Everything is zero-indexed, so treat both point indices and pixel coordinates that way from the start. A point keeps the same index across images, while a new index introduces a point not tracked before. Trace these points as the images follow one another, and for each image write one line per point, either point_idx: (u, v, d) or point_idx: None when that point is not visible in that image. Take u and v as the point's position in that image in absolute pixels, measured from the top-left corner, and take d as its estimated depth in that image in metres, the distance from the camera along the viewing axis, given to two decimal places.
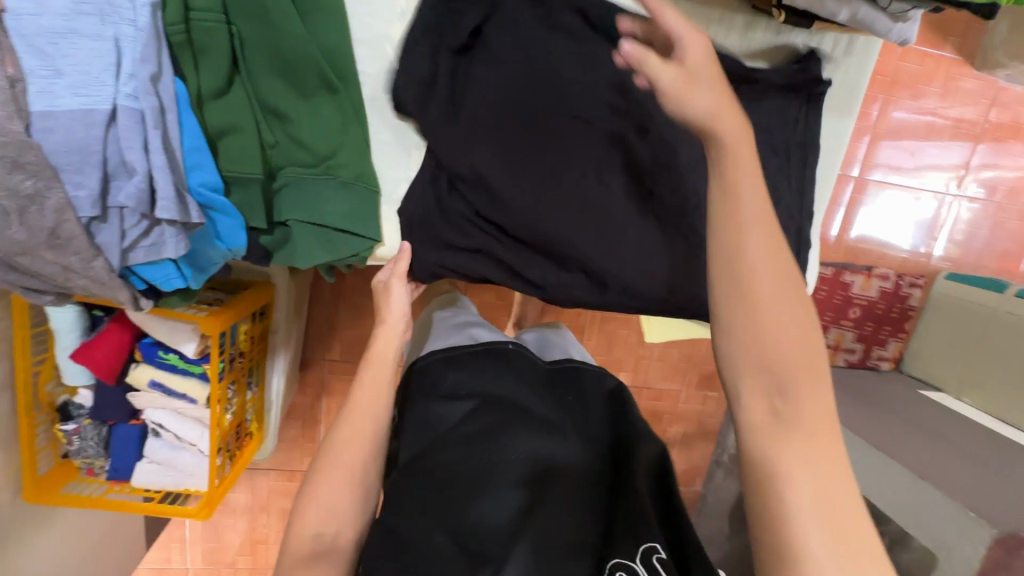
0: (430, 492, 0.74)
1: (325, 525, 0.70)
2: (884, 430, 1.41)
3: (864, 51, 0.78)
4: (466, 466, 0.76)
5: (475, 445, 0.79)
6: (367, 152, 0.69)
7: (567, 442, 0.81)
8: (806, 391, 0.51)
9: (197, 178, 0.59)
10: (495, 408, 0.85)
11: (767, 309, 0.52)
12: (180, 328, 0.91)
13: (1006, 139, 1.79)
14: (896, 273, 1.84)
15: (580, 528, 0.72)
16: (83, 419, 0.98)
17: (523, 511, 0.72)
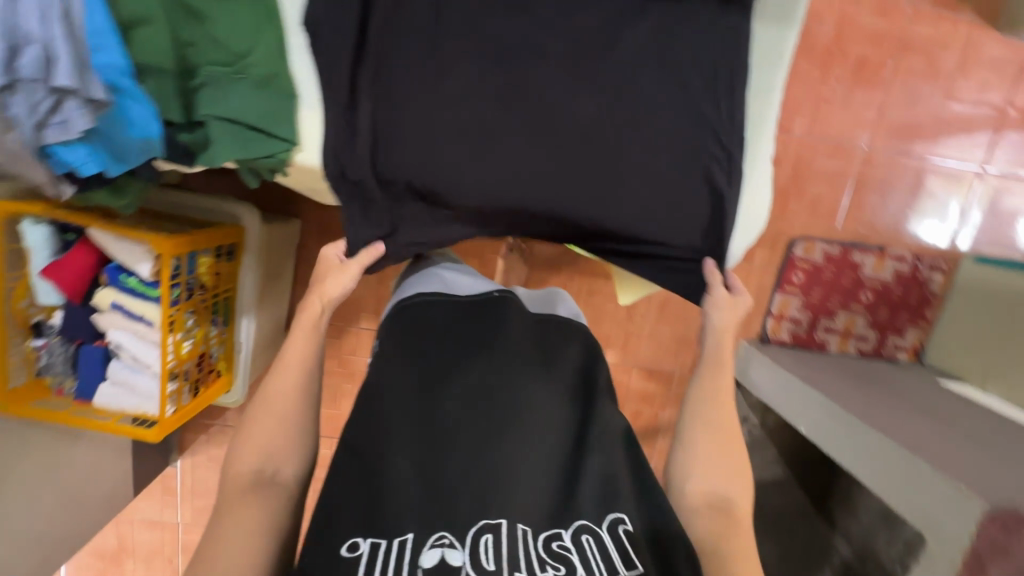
0: (387, 423, 0.67)
1: (263, 465, 0.68)
2: (881, 410, 1.31)
3: None
4: (426, 401, 0.71)
5: (438, 382, 0.73)
6: (282, 52, 0.71)
7: (535, 382, 0.78)
8: (732, 481, 0.76)
9: (104, 59, 0.62)
10: (459, 342, 0.79)
11: (714, 416, 0.80)
12: (134, 249, 0.96)
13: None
14: (913, 255, 1.70)
15: (541, 478, 0.71)
16: (52, 337, 1.05)
17: (482, 454, 0.69)
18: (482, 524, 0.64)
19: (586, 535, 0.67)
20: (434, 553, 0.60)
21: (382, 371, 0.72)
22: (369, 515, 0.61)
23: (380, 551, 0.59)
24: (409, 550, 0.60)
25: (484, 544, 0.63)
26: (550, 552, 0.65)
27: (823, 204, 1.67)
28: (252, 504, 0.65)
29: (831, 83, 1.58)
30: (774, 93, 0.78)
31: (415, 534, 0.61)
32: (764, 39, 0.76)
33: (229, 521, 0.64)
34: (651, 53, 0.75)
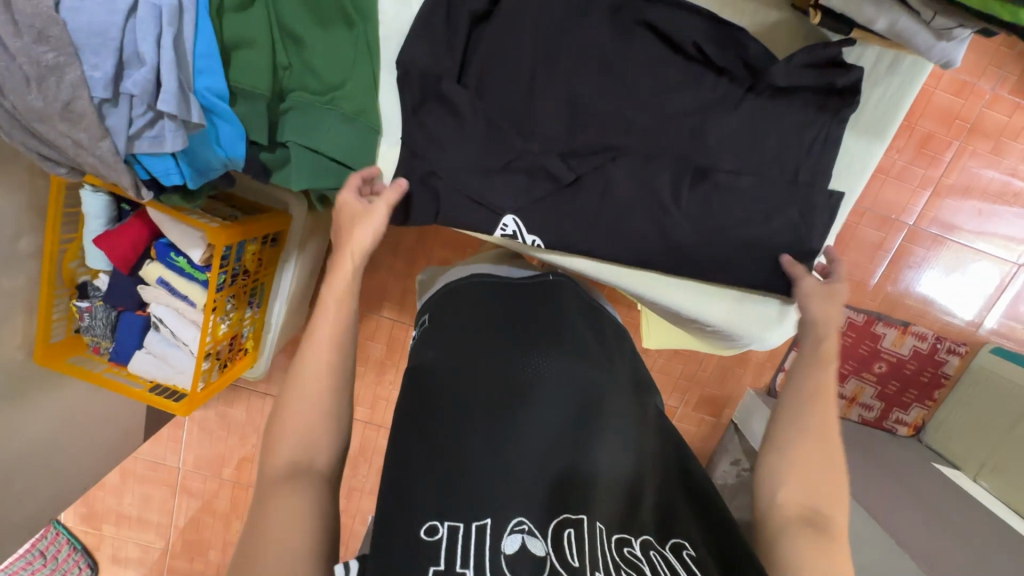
0: (448, 411, 0.60)
1: (303, 452, 0.56)
2: (875, 490, 1.34)
3: (910, 72, 0.71)
4: (495, 391, 0.63)
5: (504, 373, 0.66)
6: (373, 88, 0.70)
7: (606, 375, 0.70)
8: (831, 493, 0.61)
9: (205, 82, 0.62)
10: (523, 334, 0.72)
11: (812, 421, 0.66)
12: (188, 234, 0.98)
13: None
14: (935, 335, 1.70)
15: (622, 474, 0.61)
16: (96, 300, 1.08)
17: (558, 444, 0.60)
18: (560, 518, 0.54)
19: (653, 551, 0.55)
20: (515, 539, 0.50)
21: (445, 369, 0.65)
22: (443, 493, 0.53)
23: (460, 534, 0.50)
24: (487, 537, 0.50)
25: (566, 539, 0.52)
26: (625, 557, 0.53)
27: (857, 272, 1.67)
28: (291, 493, 0.52)
29: (892, 153, 1.56)
30: (851, 200, 0.78)
31: (493, 518, 0.51)
32: (851, 148, 0.75)
33: (269, 518, 0.50)
34: (740, 144, 0.74)
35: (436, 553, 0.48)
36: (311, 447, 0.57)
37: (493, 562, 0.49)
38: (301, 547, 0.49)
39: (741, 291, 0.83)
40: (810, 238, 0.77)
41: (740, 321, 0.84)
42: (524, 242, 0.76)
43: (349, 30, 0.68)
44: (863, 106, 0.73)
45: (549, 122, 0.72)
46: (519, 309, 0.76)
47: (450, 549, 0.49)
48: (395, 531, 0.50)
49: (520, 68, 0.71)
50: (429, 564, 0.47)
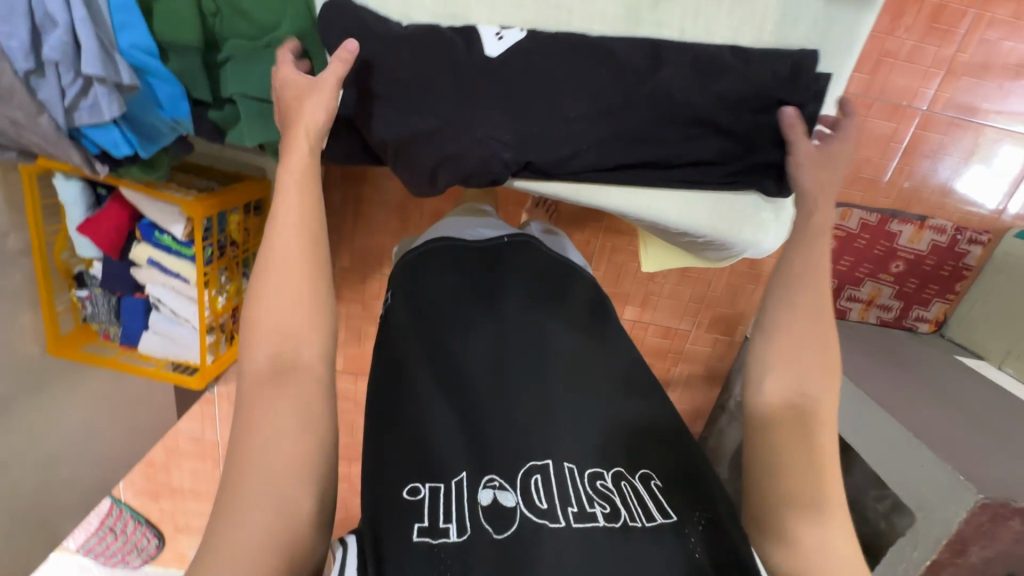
0: (420, 394, 0.62)
1: (280, 346, 0.52)
2: (897, 382, 1.31)
3: None
4: (436, 374, 0.65)
5: (455, 361, 0.66)
6: (310, 26, 0.66)
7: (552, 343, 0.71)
8: (824, 373, 0.62)
9: (128, 39, 0.59)
10: (467, 312, 0.72)
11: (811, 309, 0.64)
12: (165, 211, 0.97)
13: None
14: (955, 226, 1.55)
15: (569, 412, 0.64)
16: (95, 288, 1.10)
17: (516, 411, 0.63)
18: (529, 467, 0.58)
19: (624, 482, 0.59)
20: (488, 493, 0.55)
21: (411, 346, 0.66)
22: (417, 458, 0.56)
23: (440, 495, 0.54)
24: (464, 490, 0.55)
25: (535, 485, 0.57)
26: (596, 491, 0.58)
27: (868, 169, 1.54)
28: (279, 396, 0.50)
29: (900, 35, 1.40)
30: (841, 79, 0.72)
31: (467, 473, 0.56)
32: (840, 22, 0.68)
33: (263, 422, 0.49)
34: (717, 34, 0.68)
35: (420, 512, 0.52)
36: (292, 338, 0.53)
37: (472, 513, 0.53)
38: (309, 432, 0.50)
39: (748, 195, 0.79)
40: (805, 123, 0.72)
41: (737, 226, 0.80)
42: None
43: None
44: None
45: (497, 39, 0.68)
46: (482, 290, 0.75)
47: (432, 509, 0.53)
48: (381, 488, 0.54)
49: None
50: (414, 522, 0.51)
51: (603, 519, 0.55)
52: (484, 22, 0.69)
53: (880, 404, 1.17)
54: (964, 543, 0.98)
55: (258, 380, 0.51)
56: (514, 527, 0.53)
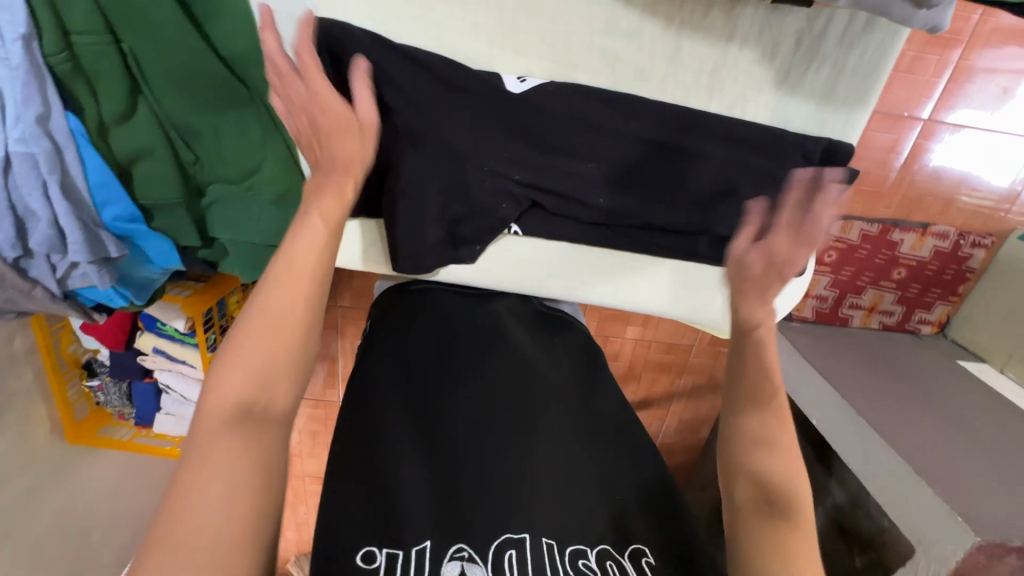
0: (401, 446, 0.55)
1: (255, 386, 0.43)
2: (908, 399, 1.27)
3: (891, 26, 0.60)
4: (414, 427, 0.57)
5: (443, 414, 0.59)
6: (293, 164, 0.66)
7: (544, 393, 0.65)
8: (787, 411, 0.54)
9: (112, 212, 0.59)
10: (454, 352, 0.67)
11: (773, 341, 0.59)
12: (166, 308, 0.98)
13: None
14: (959, 230, 1.37)
15: (560, 471, 0.57)
16: (104, 376, 1.12)
17: (505, 462, 0.56)
18: (503, 539, 0.49)
19: (609, 561, 0.50)
20: (454, 566, 0.45)
21: (388, 396, 0.59)
22: (383, 517, 0.48)
23: (398, 566, 0.45)
24: (428, 559, 0.46)
25: (508, 562, 0.47)
26: (575, 569, 0.49)
27: (870, 180, 1.34)
28: (234, 451, 0.40)
29: None
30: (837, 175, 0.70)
31: (432, 542, 0.47)
32: (830, 124, 0.66)
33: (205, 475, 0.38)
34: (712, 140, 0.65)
35: None
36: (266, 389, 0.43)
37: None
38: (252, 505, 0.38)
39: None
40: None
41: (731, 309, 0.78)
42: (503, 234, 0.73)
43: (247, 109, 0.61)
44: (831, 78, 0.63)
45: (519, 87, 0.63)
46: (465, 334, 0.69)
47: None
48: (332, 556, 0.44)
49: (428, 115, 0.63)
50: None
51: None
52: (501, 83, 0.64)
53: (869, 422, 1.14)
54: None
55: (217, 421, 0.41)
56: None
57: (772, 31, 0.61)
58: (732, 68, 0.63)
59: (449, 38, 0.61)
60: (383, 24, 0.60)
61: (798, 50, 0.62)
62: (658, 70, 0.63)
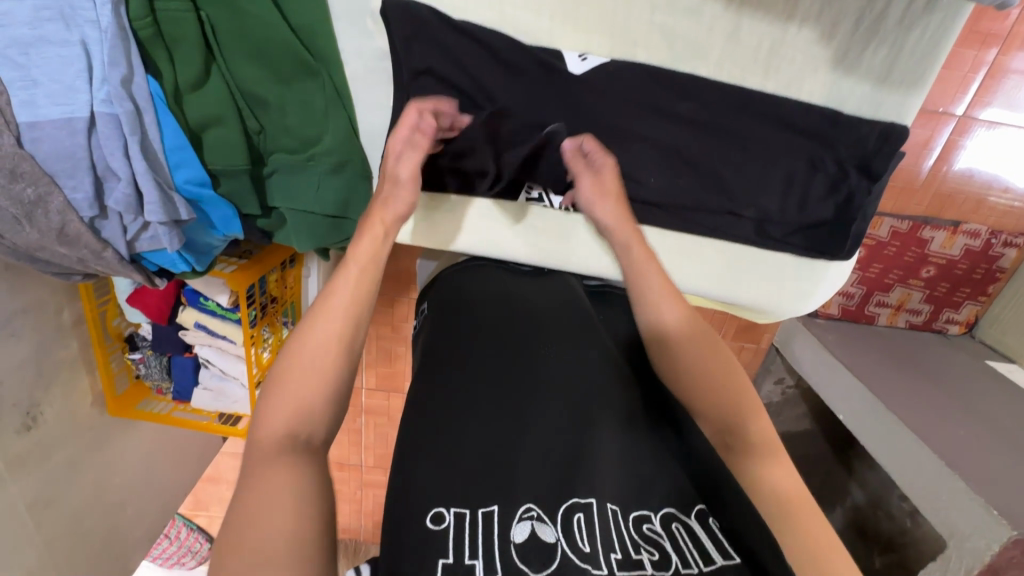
0: (455, 414, 0.56)
1: (296, 429, 0.49)
2: (939, 392, 1.25)
3: (953, 6, 0.60)
4: (450, 400, 0.57)
5: (480, 385, 0.59)
6: (352, 135, 0.67)
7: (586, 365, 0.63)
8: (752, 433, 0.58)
9: (184, 176, 0.61)
10: (505, 322, 0.67)
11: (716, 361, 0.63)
12: (212, 283, 1.00)
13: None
14: (989, 229, 1.35)
15: (604, 448, 0.56)
16: (147, 350, 1.14)
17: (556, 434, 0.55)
18: (571, 502, 0.50)
19: (675, 524, 0.50)
20: (524, 526, 0.46)
21: (452, 363, 0.61)
22: (446, 478, 0.50)
23: (466, 524, 0.46)
24: (495, 523, 0.46)
25: (577, 524, 0.48)
26: (642, 536, 0.49)
27: (900, 176, 1.33)
28: (285, 474, 0.46)
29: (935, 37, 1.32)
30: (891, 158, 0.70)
31: (500, 505, 0.48)
32: (887, 104, 0.66)
33: (259, 494, 0.44)
34: (764, 119, 0.66)
35: (445, 540, 0.45)
36: (308, 422, 0.50)
37: (502, 547, 0.45)
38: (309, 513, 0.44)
39: (800, 255, 0.76)
40: (860, 192, 0.71)
41: (789, 285, 0.78)
42: (551, 202, 0.75)
43: (313, 78, 0.63)
44: (890, 58, 0.64)
45: (580, 61, 0.64)
46: (516, 307, 0.70)
47: (457, 537, 0.45)
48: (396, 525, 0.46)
49: (489, 96, 0.66)
50: (439, 556, 0.43)
51: (653, 568, 0.45)
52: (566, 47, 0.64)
53: (904, 421, 1.12)
54: None
55: (266, 453, 0.47)
56: (555, 563, 0.44)
57: (832, 9, 0.61)
58: (790, 47, 0.63)
59: (513, 15, 0.62)
60: (449, 4, 0.62)
61: (857, 30, 0.62)
62: (717, 48, 0.64)
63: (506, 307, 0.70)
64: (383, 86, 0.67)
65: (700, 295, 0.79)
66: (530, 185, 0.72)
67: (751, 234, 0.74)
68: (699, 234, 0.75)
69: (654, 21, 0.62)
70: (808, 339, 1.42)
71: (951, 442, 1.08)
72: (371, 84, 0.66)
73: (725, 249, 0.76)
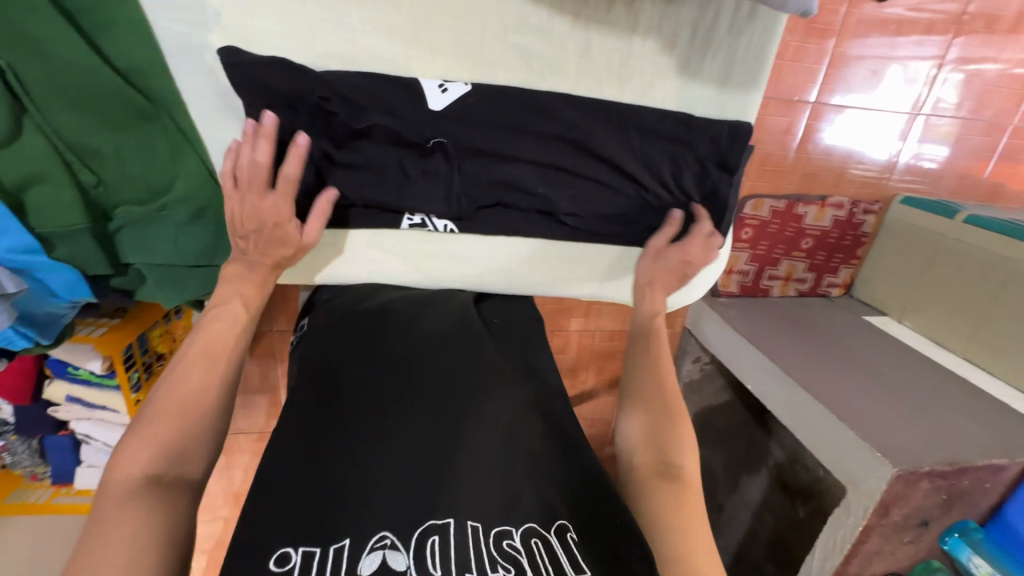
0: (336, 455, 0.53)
1: (155, 465, 0.48)
2: (828, 352, 1.38)
3: (771, 14, 0.67)
4: (330, 424, 0.56)
5: (356, 405, 0.58)
6: (210, 177, 0.63)
7: (485, 369, 0.66)
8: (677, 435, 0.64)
9: (5, 244, 0.54)
10: (384, 337, 0.66)
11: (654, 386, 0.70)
12: (80, 350, 0.90)
13: (994, 33, 1.37)
14: (852, 201, 1.52)
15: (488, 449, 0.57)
16: (10, 436, 1.00)
17: (430, 458, 0.54)
18: (427, 525, 0.48)
19: (536, 539, 0.50)
20: (374, 557, 0.45)
21: (331, 389, 0.59)
22: (310, 518, 0.47)
23: (316, 559, 0.44)
24: (345, 558, 0.45)
25: (433, 548, 0.47)
26: (502, 552, 0.48)
27: (772, 160, 1.44)
28: (135, 514, 0.44)
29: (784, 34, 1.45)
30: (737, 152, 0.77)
31: (354, 537, 0.46)
32: (732, 104, 0.72)
33: (111, 529, 0.43)
34: (626, 126, 0.70)
35: None
36: (181, 461, 0.50)
37: None
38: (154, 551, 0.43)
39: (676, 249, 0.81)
40: (723, 184, 0.76)
41: (670, 277, 0.83)
42: (436, 228, 0.72)
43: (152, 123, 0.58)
44: (730, 61, 0.69)
45: (441, 91, 0.64)
46: (397, 322, 0.69)
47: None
48: (240, 564, 0.44)
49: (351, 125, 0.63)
50: None
51: None
52: (423, 72, 0.64)
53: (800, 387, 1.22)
54: (908, 515, 1.08)
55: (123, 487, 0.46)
56: None
57: (671, 21, 0.66)
58: (641, 59, 0.67)
59: (363, 44, 0.61)
60: (291, 36, 0.59)
61: (695, 40, 0.67)
62: (572, 64, 0.66)
63: (390, 322, 0.68)
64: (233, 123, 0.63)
65: (590, 294, 0.82)
66: (411, 211, 0.69)
67: (632, 233, 0.78)
68: (584, 237, 0.77)
69: (506, 41, 0.63)
70: (713, 319, 1.51)
71: (841, 397, 1.19)
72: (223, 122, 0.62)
73: (610, 249, 0.79)
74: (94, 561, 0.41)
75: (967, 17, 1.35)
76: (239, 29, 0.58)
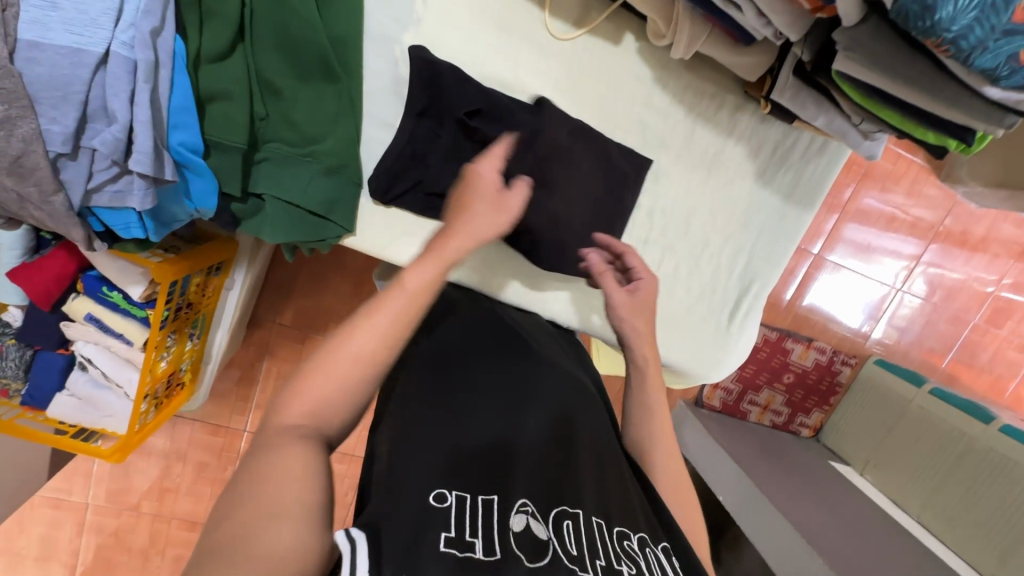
0: (458, 429, 0.52)
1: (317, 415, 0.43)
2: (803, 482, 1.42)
3: (834, 153, 0.83)
4: (447, 403, 0.55)
5: (469, 392, 0.57)
6: (356, 141, 0.70)
7: (580, 389, 0.66)
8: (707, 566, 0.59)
9: (179, 137, 0.59)
10: (490, 341, 0.67)
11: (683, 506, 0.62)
12: (127, 271, 0.87)
13: (965, 242, 1.64)
14: (833, 349, 1.66)
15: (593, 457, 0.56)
16: (6, 338, 0.95)
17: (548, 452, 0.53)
18: (559, 509, 0.46)
19: (649, 547, 0.48)
20: (521, 518, 0.43)
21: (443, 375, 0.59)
22: (449, 470, 0.45)
23: (467, 504, 0.42)
24: (495, 513, 0.43)
25: (566, 529, 0.45)
26: (624, 551, 0.46)
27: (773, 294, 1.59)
28: (299, 451, 0.39)
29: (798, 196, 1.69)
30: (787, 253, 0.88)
31: (499, 495, 0.45)
32: (790, 214, 0.86)
33: (269, 465, 0.37)
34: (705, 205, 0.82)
35: (446, 521, 0.40)
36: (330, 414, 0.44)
37: (502, 538, 0.41)
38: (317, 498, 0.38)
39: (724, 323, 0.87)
40: None
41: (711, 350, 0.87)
42: None
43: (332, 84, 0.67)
44: (797, 181, 0.84)
45: None
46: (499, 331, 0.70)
47: (460, 519, 0.41)
48: (394, 505, 0.41)
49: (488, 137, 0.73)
50: (439, 531, 0.39)
51: None
52: None
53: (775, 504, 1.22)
54: None
55: (280, 432, 0.40)
56: (546, 559, 0.41)
57: (759, 136, 0.81)
58: (731, 158, 0.81)
59: (521, 79, 0.73)
60: (467, 56, 0.71)
61: (774, 156, 0.82)
62: (677, 144, 0.79)
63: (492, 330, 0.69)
64: (392, 107, 0.72)
65: None
66: None
67: (691, 298, 0.85)
68: None
69: (630, 112, 0.76)
70: (695, 426, 1.55)
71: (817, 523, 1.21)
72: (383, 103, 0.71)
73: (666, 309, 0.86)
74: (263, 492, 0.35)
75: (944, 225, 1.62)
76: (431, 38, 0.70)
